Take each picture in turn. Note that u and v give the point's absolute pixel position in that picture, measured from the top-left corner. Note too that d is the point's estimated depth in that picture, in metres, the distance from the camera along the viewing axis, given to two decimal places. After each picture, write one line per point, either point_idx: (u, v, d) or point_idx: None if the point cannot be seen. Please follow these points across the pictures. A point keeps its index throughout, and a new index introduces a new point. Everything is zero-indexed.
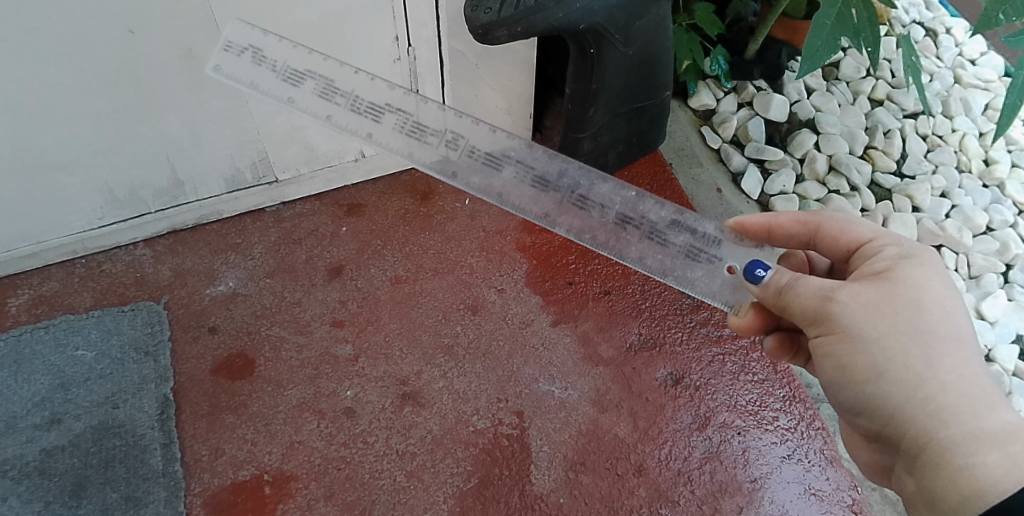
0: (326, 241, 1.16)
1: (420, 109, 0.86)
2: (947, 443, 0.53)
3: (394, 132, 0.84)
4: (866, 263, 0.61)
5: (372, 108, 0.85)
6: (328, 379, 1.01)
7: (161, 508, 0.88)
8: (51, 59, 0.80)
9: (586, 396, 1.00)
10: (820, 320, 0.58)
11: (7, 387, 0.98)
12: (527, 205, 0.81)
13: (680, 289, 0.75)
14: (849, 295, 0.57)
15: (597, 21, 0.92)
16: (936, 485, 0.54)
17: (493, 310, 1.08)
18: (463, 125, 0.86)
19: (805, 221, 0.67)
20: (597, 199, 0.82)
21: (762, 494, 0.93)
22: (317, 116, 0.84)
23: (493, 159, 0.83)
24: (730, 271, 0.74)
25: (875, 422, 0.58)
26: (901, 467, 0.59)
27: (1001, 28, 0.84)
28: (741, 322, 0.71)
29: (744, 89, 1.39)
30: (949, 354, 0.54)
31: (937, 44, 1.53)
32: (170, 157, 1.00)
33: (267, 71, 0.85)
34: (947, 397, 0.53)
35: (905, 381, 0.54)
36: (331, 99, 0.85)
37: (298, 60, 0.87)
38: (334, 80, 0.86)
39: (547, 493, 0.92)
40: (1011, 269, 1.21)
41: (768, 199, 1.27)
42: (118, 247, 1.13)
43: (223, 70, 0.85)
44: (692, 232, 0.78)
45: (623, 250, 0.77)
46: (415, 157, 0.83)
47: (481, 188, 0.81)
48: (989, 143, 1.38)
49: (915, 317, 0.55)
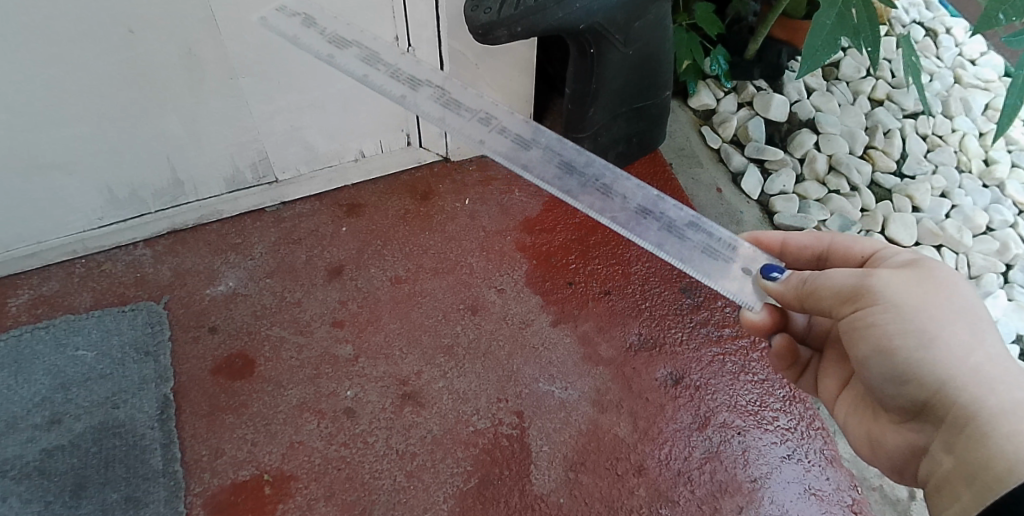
0: (326, 242, 1.16)
1: (459, 90, 0.86)
2: (995, 411, 0.52)
3: (429, 100, 0.84)
4: (888, 259, 0.63)
5: (412, 79, 0.86)
6: (328, 379, 1.01)
7: (161, 508, 0.88)
8: (52, 58, 0.80)
9: (586, 396, 1.00)
10: (858, 297, 0.58)
11: (7, 387, 0.98)
12: (551, 179, 0.79)
13: (698, 277, 0.72)
14: (886, 273, 0.58)
15: (598, 20, 0.92)
16: (981, 456, 0.52)
17: (493, 310, 1.08)
18: (499, 110, 0.86)
19: (819, 236, 0.71)
20: (619, 190, 0.79)
21: (762, 494, 0.92)
22: (353, 74, 0.85)
23: (522, 141, 0.82)
24: (745, 272, 0.71)
25: (919, 395, 0.57)
26: (941, 446, 0.57)
27: (1001, 28, 0.84)
28: (755, 320, 0.70)
29: (744, 89, 1.39)
30: (989, 330, 0.56)
31: (937, 44, 1.53)
32: (170, 157, 1.00)
33: (314, 33, 0.86)
34: (994, 367, 0.54)
35: (954, 350, 0.55)
36: (372, 63, 0.86)
37: (346, 31, 0.89)
38: (380, 53, 0.88)
39: (547, 493, 0.92)
40: (1011, 269, 1.21)
41: (768, 199, 1.27)
42: (119, 246, 1.13)
43: (268, 21, 0.86)
44: (708, 233, 0.75)
45: (641, 233, 0.75)
46: (445, 121, 0.82)
47: (508, 157, 0.80)
48: (990, 143, 1.38)
49: (954, 295, 0.57)
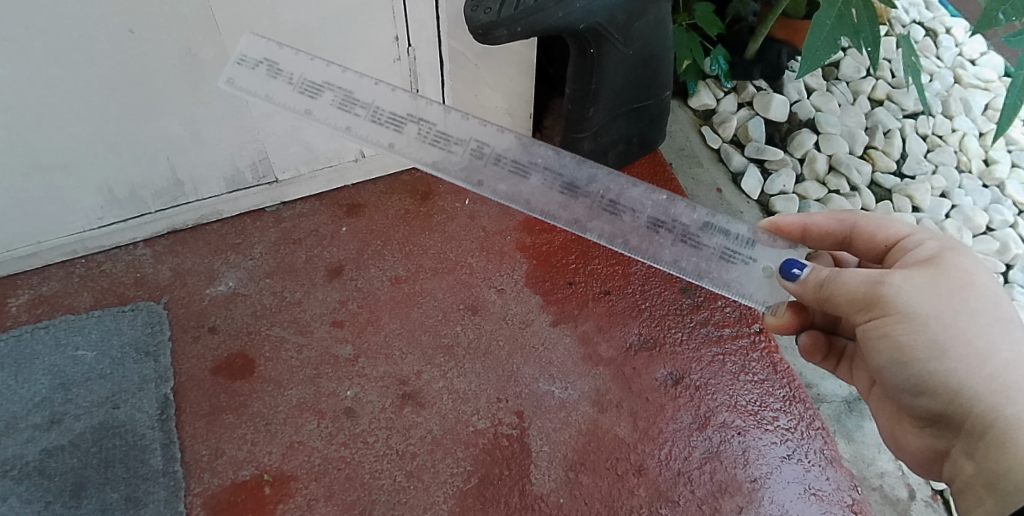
0: (326, 242, 1.16)
1: (442, 118, 0.84)
2: (1015, 419, 0.53)
3: (416, 142, 0.82)
4: (908, 254, 0.63)
5: (394, 118, 0.84)
6: (329, 379, 1.01)
7: (161, 508, 0.88)
8: (51, 59, 0.80)
9: (586, 396, 1.00)
10: (873, 305, 0.58)
11: (7, 387, 0.98)
12: (557, 211, 0.78)
13: (715, 291, 0.72)
14: (901, 278, 0.57)
15: (598, 21, 0.92)
16: (1000, 465, 0.53)
17: (493, 310, 1.08)
18: (488, 133, 0.83)
19: (840, 219, 0.70)
20: (627, 203, 0.79)
21: (762, 494, 0.93)
22: (336, 127, 0.82)
23: (521, 166, 0.81)
24: (765, 271, 0.72)
25: (937, 401, 0.58)
26: (962, 449, 0.58)
27: (1000, 28, 0.84)
28: (779, 322, 0.72)
29: (744, 89, 1.39)
30: (1011, 332, 0.55)
31: (937, 44, 1.53)
32: (170, 157, 1.00)
33: (283, 84, 0.84)
34: (1012, 373, 0.54)
35: (972, 356, 0.55)
36: (350, 109, 0.83)
37: (316, 72, 0.86)
38: (354, 92, 0.85)
39: (547, 493, 0.92)
40: (1011, 269, 1.22)
41: (768, 199, 1.27)
42: (119, 247, 1.14)
43: (235, 82, 0.85)
44: (724, 234, 0.76)
45: (656, 252, 0.75)
46: (438, 166, 0.81)
47: (508, 196, 0.78)
48: (989, 143, 1.38)
49: (971, 299, 0.56)
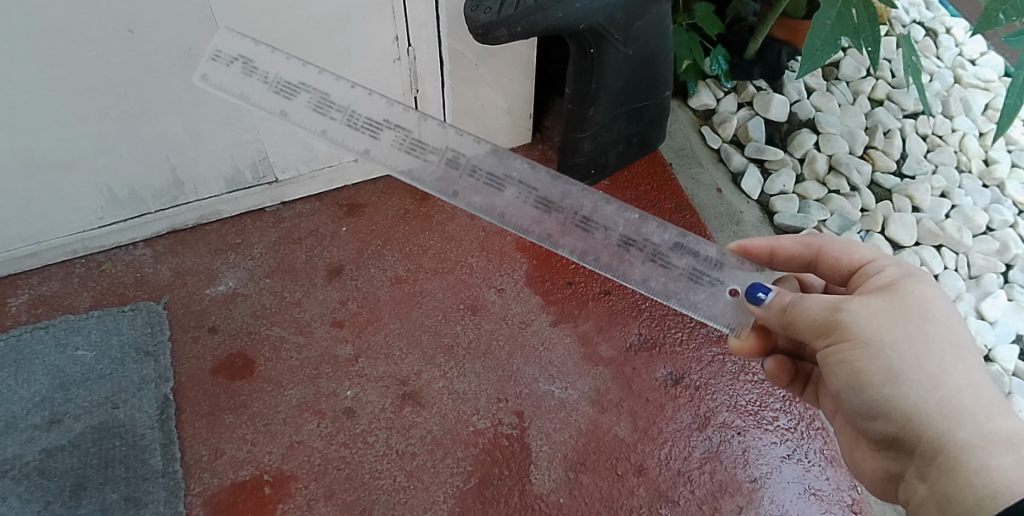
0: (326, 241, 1.16)
1: (419, 126, 0.84)
2: (965, 444, 0.52)
3: (392, 149, 0.82)
4: (869, 280, 0.62)
5: (370, 123, 0.83)
6: (329, 380, 1.01)
7: (161, 508, 0.88)
8: (53, 59, 0.80)
9: (586, 396, 1.00)
10: (831, 330, 0.57)
11: (7, 387, 0.98)
12: (530, 226, 0.78)
13: (684, 312, 0.73)
14: (859, 305, 0.57)
15: (598, 21, 0.92)
16: (950, 488, 0.53)
17: (493, 310, 1.08)
18: (465, 143, 0.84)
19: (807, 243, 0.69)
20: (600, 220, 0.79)
21: (762, 494, 0.93)
22: (310, 131, 0.82)
23: (495, 179, 0.81)
24: (731, 294, 0.73)
25: (891, 425, 0.57)
26: (915, 472, 0.58)
27: (1001, 28, 0.84)
28: (742, 345, 0.70)
29: (744, 89, 1.39)
30: (963, 359, 0.55)
31: (937, 44, 1.53)
32: (170, 157, 1.00)
33: (257, 82, 0.84)
34: (963, 399, 0.54)
35: (925, 382, 0.54)
36: (326, 112, 0.83)
37: (291, 72, 0.86)
38: (330, 94, 0.85)
39: (547, 493, 0.92)
40: (1011, 269, 1.21)
41: (768, 199, 1.27)
42: (118, 247, 1.13)
43: (209, 79, 0.85)
44: (694, 254, 0.76)
45: (626, 271, 0.75)
46: (413, 175, 0.81)
47: (482, 208, 0.79)
48: (989, 143, 1.38)
49: (926, 325, 0.56)
